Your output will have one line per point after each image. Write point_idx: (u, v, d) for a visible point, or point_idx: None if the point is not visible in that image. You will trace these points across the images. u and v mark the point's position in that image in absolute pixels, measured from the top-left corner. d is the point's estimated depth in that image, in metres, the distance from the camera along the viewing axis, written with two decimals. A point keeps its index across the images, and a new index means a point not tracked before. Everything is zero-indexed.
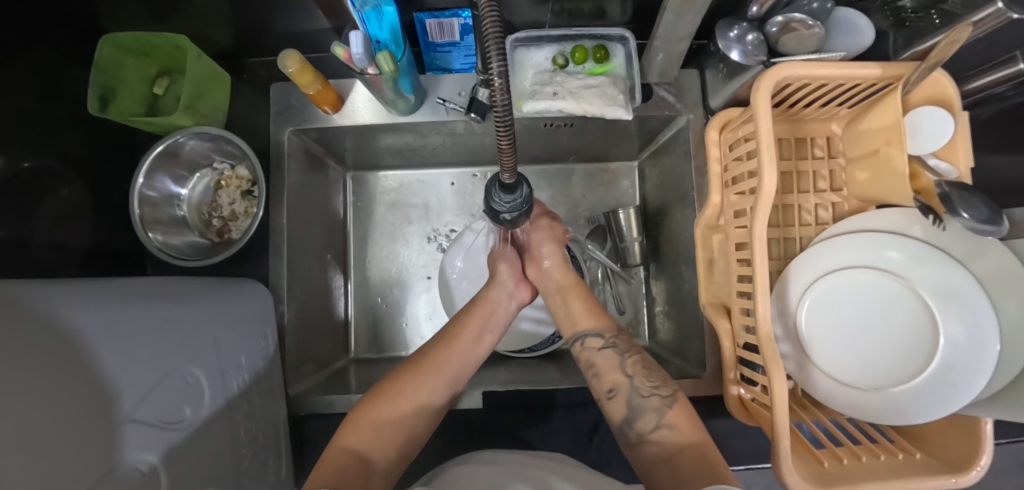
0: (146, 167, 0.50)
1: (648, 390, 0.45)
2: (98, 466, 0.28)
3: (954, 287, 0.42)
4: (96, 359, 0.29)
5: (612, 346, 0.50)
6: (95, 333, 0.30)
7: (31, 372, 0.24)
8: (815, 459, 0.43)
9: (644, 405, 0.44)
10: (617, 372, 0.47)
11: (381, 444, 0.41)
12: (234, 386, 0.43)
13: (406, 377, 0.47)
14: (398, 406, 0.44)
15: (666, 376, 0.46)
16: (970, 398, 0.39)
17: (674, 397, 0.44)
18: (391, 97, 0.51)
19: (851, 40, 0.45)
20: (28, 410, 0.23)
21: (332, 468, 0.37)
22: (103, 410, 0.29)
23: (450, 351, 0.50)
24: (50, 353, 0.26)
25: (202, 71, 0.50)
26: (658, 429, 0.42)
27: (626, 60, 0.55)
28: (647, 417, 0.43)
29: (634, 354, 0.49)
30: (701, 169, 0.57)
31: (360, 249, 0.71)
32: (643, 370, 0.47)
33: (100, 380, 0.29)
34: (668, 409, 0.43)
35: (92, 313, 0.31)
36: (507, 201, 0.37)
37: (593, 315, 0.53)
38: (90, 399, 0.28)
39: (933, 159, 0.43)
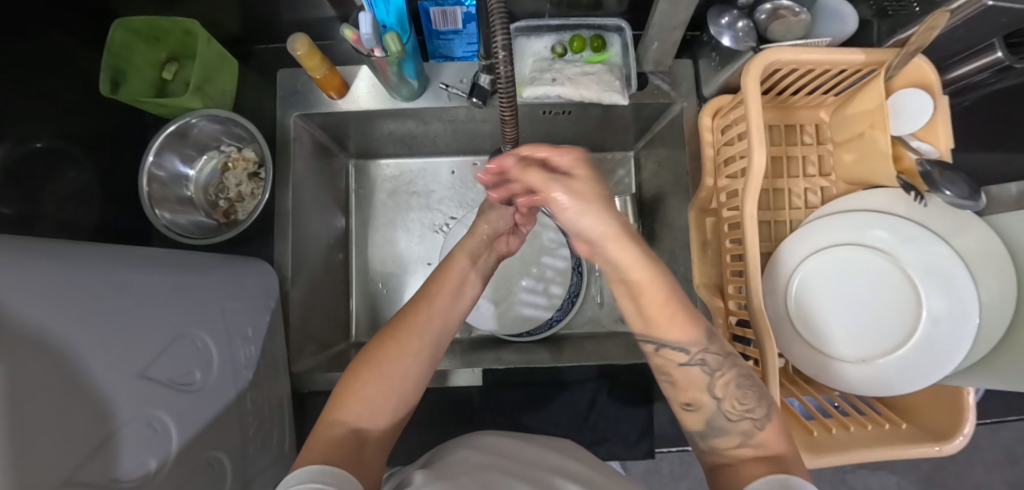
0: (157, 146, 0.52)
1: (737, 415, 0.38)
2: (110, 419, 0.29)
3: (936, 262, 0.44)
4: (110, 317, 0.30)
5: (699, 363, 0.39)
6: (110, 292, 0.31)
7: (49, 320, 0.25)
8: (805, 429, 0.45)
9: (728, 428, 0.38)
10: (700, 392, 0.40)
11: (374, 416, 0.40)
12: (240, 357, 0.44)
13: (389, 343, 0.44)
14: (386, 376, 0.42)
15: (763, 394, 0.38)
16: (951, 367, 0.42)
17: (768, 417, 0.38)
18: (395, 82, 0.53)
19: (837, 28, 0.47)
20: (46, 356, 0.24)
21: (322, 443, 0.36)
22: (115, 366, 0.30)
23: (432, 310, 0.48)
24: (71, 301, 0.27)
25: (211, 55, 0.52)
26: (740, 448, 0.37)
27: (622, 49, 0.57)
28: (730, 437, 0.38)
29: (727, 369, 0.39)
30: (695, 155, 0.58)
31: (361, 235, 0.72)
32: (736, 391, 0.39)
33: (114, 337, 0.30)
34: (757, 432, 0.37)
35: (107, 273, 0.32)
36: None
37: (675, 325, 0.39)
38: (103, 354, 0.29)
39: (915, 141, 0.45)
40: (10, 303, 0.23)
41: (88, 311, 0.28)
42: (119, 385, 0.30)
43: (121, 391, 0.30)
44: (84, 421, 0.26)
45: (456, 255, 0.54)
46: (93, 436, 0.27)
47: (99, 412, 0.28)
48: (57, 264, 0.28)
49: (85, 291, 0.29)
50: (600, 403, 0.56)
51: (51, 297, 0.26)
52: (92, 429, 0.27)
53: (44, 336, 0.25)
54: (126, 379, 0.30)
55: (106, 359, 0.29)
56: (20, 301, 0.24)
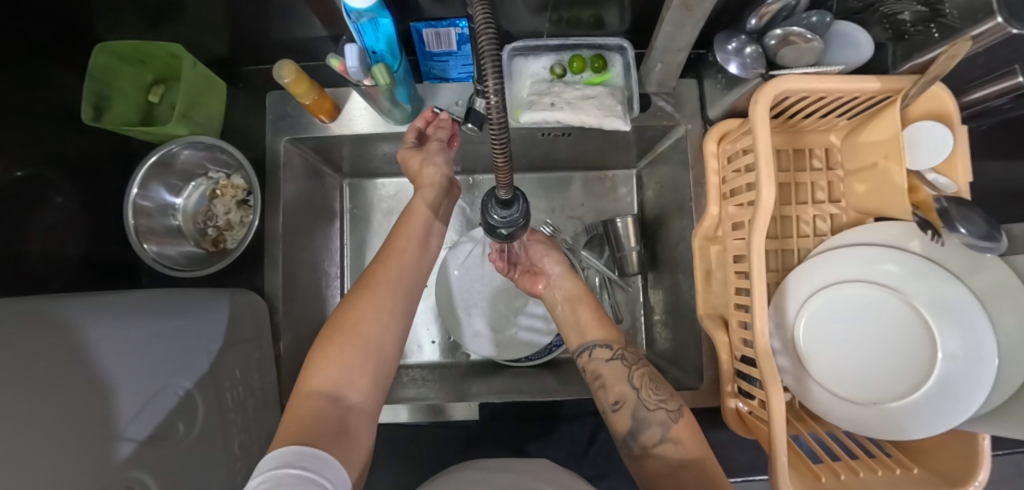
0: (140, 177, 0.50)
1: (654, 404, 0.45)
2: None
3: (952, 300, 0.42)
4: (67, 391, 0.31)
5: (620, 358, 0.50)
6: (61, 366, 0.31)
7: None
8: (813, 474, 0.43)
9: (650, 418, 0.44)
10: (623, 385, 0.47)
11: (353, 383, 0.38)
12: (227, 399, 0.43)
13: (360, 299, 0.42)
14: (363, 336, 0.40)
15: (673, 390, 0.46)
16: (973, 412, 0.39)
17: (679, 412, 0.44)
18: (388, 107, 0.51)
19: (850, 54, 0.45)
20: None
21: (299, 418, 0.35)
22: (78, 438, 0.30)
23: (400, 264, 0.45)
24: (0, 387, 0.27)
25: (197, 80, 0.50)
26: (663, 443, 0.43)
27: (624, 70, 0.55)
28: (653, 430, 0.44)
29: (641, 366, 0.49)
30: (699, 180, 0.56)
31: (356, 257, 0.70)
32: (649, 383, 0.47)
33: (74, 411, 0.30)
34: (674, 424, 0.44)
35: (62, 348, 0.32)
36: (503, 216, 0.37)
37: (602, 327, 0.54)
38: (58, 434, 0.29)
39: (932, 174, 0.43)
40: None
41: (27, 397, 0.28)
42: (86, 456, 0.30)
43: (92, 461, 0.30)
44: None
45: (412, 208, 0.50)
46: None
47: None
48: None
49: (31, 376, 0.29)
50: (601, 436, 0.55)
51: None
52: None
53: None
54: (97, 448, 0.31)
55: (64, 438, 0.29)
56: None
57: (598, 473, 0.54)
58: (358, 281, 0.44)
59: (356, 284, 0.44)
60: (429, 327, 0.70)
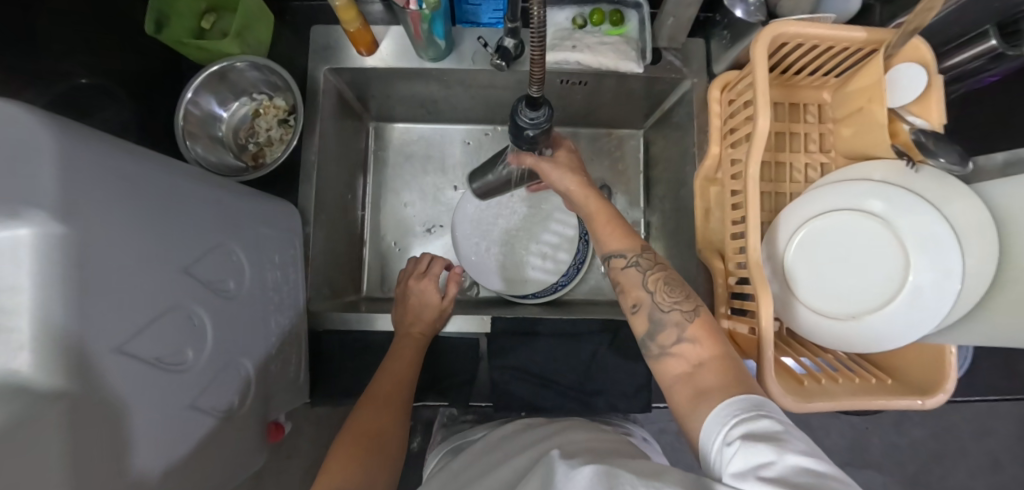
0: (196, 84, 0.54)
1: (669, 305, 0.44)
2: (150, 303, 0.32)
3: (928, 229, 0.46)
4: (150, 217, 0.32)
5: (635, 264, 0.48)
6: (153, 193, 0.33)
7: (119, 197, 0.30)
8: (796, 379, 0.48)
9: (665, 319, 0.44)
10: (639, 290, 0.47)
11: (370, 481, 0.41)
12: (267, 278, 0.47)
13: (369, 414, 0.47)
14: (370, 442, 0.44)
15: (688, 290, 0.45)
16: (933, 323, 0.44)
17: (696, 311, 0.44)
18: (424, 42, 0.56)
19: (841, 5, 0.50)
20: (106, 235, 0.28)
21: None
22: (154, 259, 0.32)
23: (397, 383, 0.51)
24: (128, 195, 0.30)
25: (252, 5, 0.55)
26: (679, 344, 0.42)
27: (639, 25, 0.60)
28: (668, 330, 0.43)
29: (658, 270, 0.47)
30: (704, 128, 0.61)
31: (378, 194, 0.76)
32: (664, 286, 0.46)
33: (155, 239, 0.33)
34: (688, 324, 0.43)
35: (151, 174, 0.33)
36: (531, 117, 0.42)
37: (620, 233, 0.51)
38: (142, 249, 0.31)
39: (910, 116, 0.48)
40: (84, 174, 0.27)
41: (142, 204, 0.32)
42: (158, 278, 0.33)
43: (162, 283, 0.33)
44: (111, 312, 0.28)
45: (407, 338, 0.55)
46: (129, 324, 0.30)
47: (135, 295, 0.30)
48: (136, 159, 0.32)
49: (132, 194, 0.31)
50: (601, 355, 0.57)
51: (128, 184, 0.31)
52: (126, 318, 0.30)
53: (98, 215, 0.27)
54: (163, 273, 0.33)
55: (159, 250, 0.33)
56: (87, 175, 0.27)
57: (598, 389, 0.56)
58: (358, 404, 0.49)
59: (360, 403, 0.49)
60: None
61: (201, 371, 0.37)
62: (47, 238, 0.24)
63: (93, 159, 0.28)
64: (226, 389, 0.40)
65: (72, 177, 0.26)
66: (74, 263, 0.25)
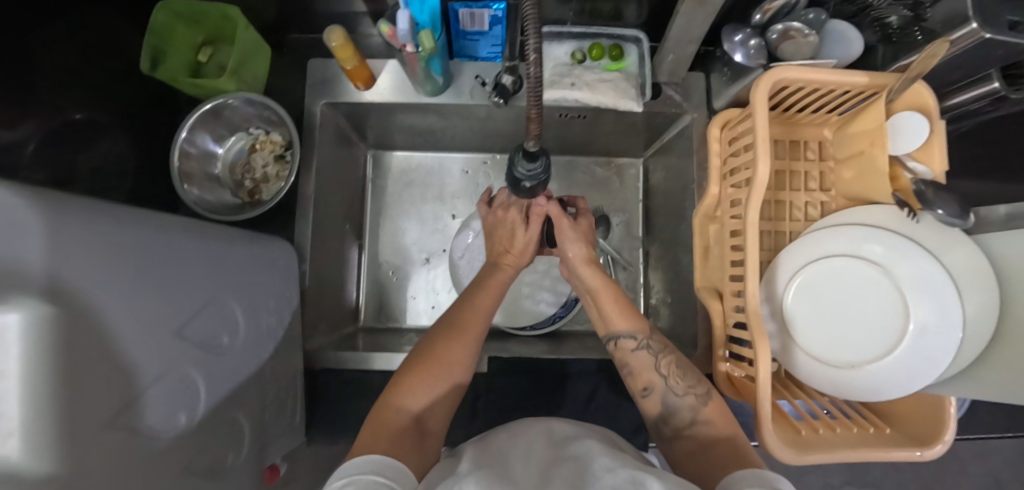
0: (190, 124, 0.54)
1: (683, 390, 0.46)
2: (143, 372, 0.31)
3: (928, 277, 0.46)
4: (143, 282, 0.32)
5: (646, 347, 0.48)
6: (144, 258, 0.32)
7: (111, 266, 0.29)
8: (793, 427, 0.48)
9: (680, 404, 0.45)
10: (652, 373, 0.47)
11: (434, 411, 0.44)
12: (263, 325, 0.47)
13: (449, 334, 0.48)
14: (447, 371, 0.46)
15: (699, 373, 0.47)
16: (938, 372, 0.44)
17: (707, 395, 0.46)
18: (422, 77, 0.55)
19: (843, 49, 0.50)
20: (99, 310, 0.27)
21: (387, 428, 0.40)
22: (145, 325, 0.32)
23: (483, 312, 0.50)
24: (118, 263, 0.30)
25: (247, 41, 0.54)
26: (694, 425, 0.44)
27: (639, 59, 0.60)
28: (683, 414, 0.45)
29: (668, 353, 0.48)
30: (703, 164, 0.61)
31: (377, 222, 0.75)
32: (675, 369, 0.47)
33: (146, 303, 0.32)
34: (703, 407, 0.45)
35: (145, 240, 0.33)
36: (528, 169, 0.42)
37: (624, 313, 0.51)
38: (130, 318, 0.30)
39: (912, 162, 0.48)
40: (76, 252, 0.26)
41: (132, 269, 0.31)
42: (149, 345, 0.32)
43: (153, 348, 0.32)
44: (104, 388, 0.27)
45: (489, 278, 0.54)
46: (112, 396, 0.28)
47: (127, 365, 0.30)
48: (122, 225, 0.31)
49: (123, 262, 0.30)
50: (599, 395, 0.57)
51: (117, 252, 0.30)
52: (113, 390, 0.28)
53: (91, 289, 0.27)
54: (157, 336, 0.33)
55: (150, 313, 0.32)
56: (79, 251, 0.26)
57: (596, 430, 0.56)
58: (441, 322, 0.50)
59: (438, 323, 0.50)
60: (439, 293, 0.74)
61: (191, 434, 0.36)
62: (42, 320, 0.23)
63: (82, 231, 0.27)
64: (220, 444, 0.39)
65: (61, 255, 0.25)
66: (67, 344, 0.24)
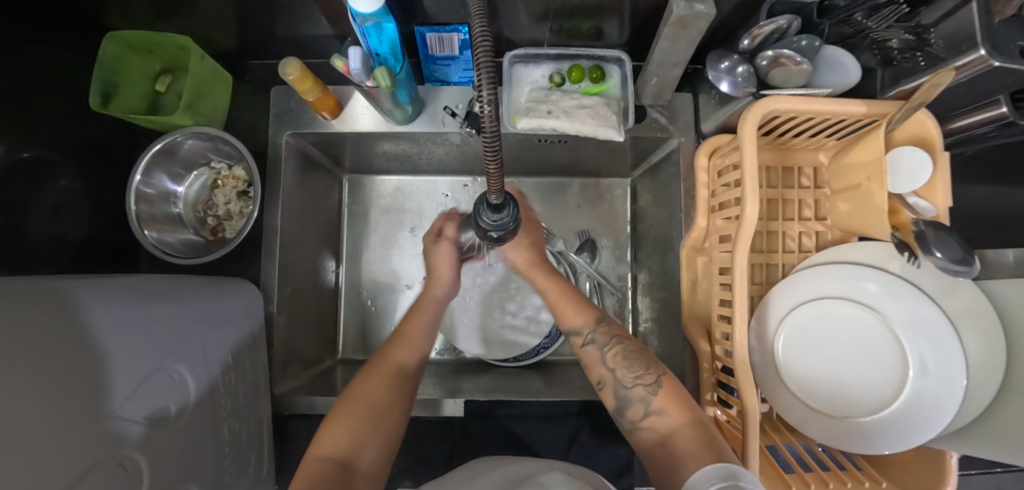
0: (144, 165, 0.51)
1: (631, 381, 0.43)
2: (77, 463, 0.29)
3: (926, 322, 0.44)
4: (70, 366, 0.29)
5: (592, 341, 0.48)
6: (67, 341, 0.30)
7: (26, 361, 0.26)
8: (784, 482, 0.44)
9: (629, 395, 0.43)
10: (600, 368, 0.46)
11: (363, 449, 0.39)
12: (218, 382, 0.44)
13: (376, 373, 0.46)
14: (373, 402, 0.43)
15: (650, 360, 0.44)
16: (940, 425, 0.41)
17: (658, 381, 0.43)
18: (389, 108, 0.52)
19: (838, 77, 0.46)
20: (18, 413, 0.25)
21: (306, 480, 0.35)
22: (78, 410, 0.29)
23: (414, 344, 0.51)
24: (33, 353, 0.27)
25: (204, 73, 0.51)
26: (648, 417, 0.41)
27: (621, 81, 0.56)
28: (636, 406, 0.42)
29: (615, 343, 0.47)
30: (690, 193, 0.57)
31: (354, 250, 0.73)
32: (624, 361, 0.45)
33: (75, 388, 0.29)
34: (653, 397, 0.42)
35: (63, 322, 0.30)
36: (493, 219, 0.38)
37: (579, 308, 0.51)
38: (58, 408, 0.28)
39: (913, 197, 0.44)
40: None
41: (48, 359, 0.28)
42: (83, 431, 0.29)
43: (87, 434, 0.30)
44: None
45: (415, 310, 0.55)
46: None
47: (57, 464, 0.27)
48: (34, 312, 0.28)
49: (40, 350, 0.28)
50: (581, 437, 0.56)
51: (29, 342, 0.27)
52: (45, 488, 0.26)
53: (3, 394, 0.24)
54: (92, 421, 0.30)
55: (78, 401, 0.29)
56: None
57: None
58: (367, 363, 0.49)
59: (365, 366, 0.48)
60: None
61: None
62: None
63: None
64: None
65: None
66: None
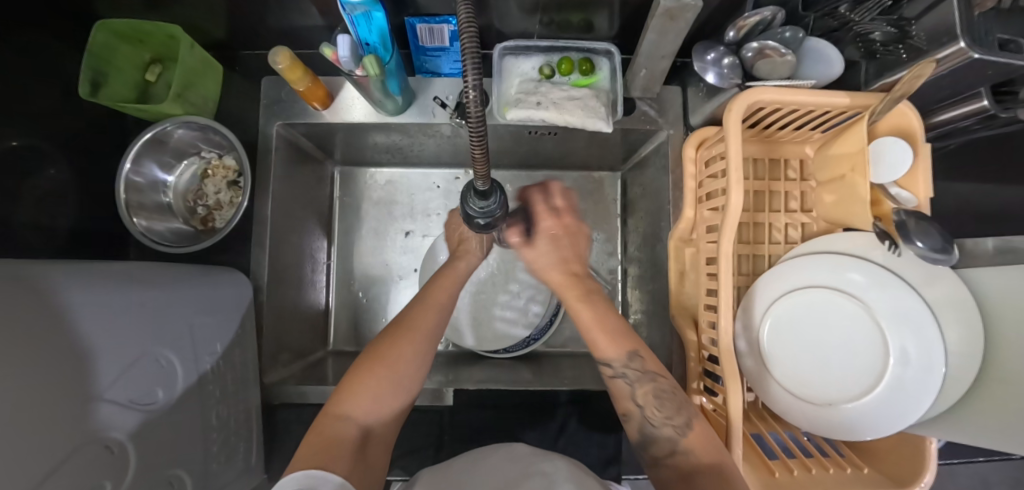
0: (134, 153, 0.51)
1: (660, 421, 0.42)
2: (66, 443, 0.29)
3: (907, 311, 0.44)
4: (58, 346, 0.30)
5: (623, 376, 0.45)
6: (56, 323, 0.30)
7: (17, 341, 0.27)
8: (767, 468, 0.45)
9: (657, 434, 0.42)
10: (629, 402, 0.45)
11: (380, 414, 0.40)
12: (206, 370, 0.45)
13: (404, 331, 0.45)
14: (399, 369, 0.42)
15: (679, 402, 0.43)
16: (919, 413, 0.42)
17: (688, 425, 0.42)
18: (379, 98, 0.52)
19: (822, 69, 0.47)
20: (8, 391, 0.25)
21: (324, 439, 0.36)
22: (66, 390, 0.29)
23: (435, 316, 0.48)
24: (24, 331, 0.27)
25: (193, 62, 0.51)
26: (675, 454, 0.41)
27: (611, 74, 0.56)
28: (662, 443, 0.42)
29: (646, 381, 0.44)
30: (678, 184, 0.58)
31: (345, 242, 0.73)
32: (654, 400, 0.44)
33: (63, 367, 0.29)
34: (684, 437, 0.41)
35: (51, 303, 0.30)
36: (481, 207, 0.39)
37: (609, 335, 0.46)
38: (48, 387, 0.28)
39: (894, 188, 0.45)
40: None
41: (38, 339, 0.28)
42: (71, 411, 0.30)
43: (75, 415, 0.30)
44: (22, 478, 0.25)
45: (424, 305, 0.48)
46: (34, 473, 0.26)
47: (46, 444, 0.27)
48: (21, 294, 0.28)
49: (30, 329, 0.28)
50: (568, 426, 0.57)
51: (18, 322, 0.27)
52: (35, 466, 0.26)
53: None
54: (80, 401, 0.30)
55: (66, 381, 0.30)
56: None
57: None
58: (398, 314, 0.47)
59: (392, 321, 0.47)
60: None
61: None
62: None
63: None
64: None
65: None
66: None
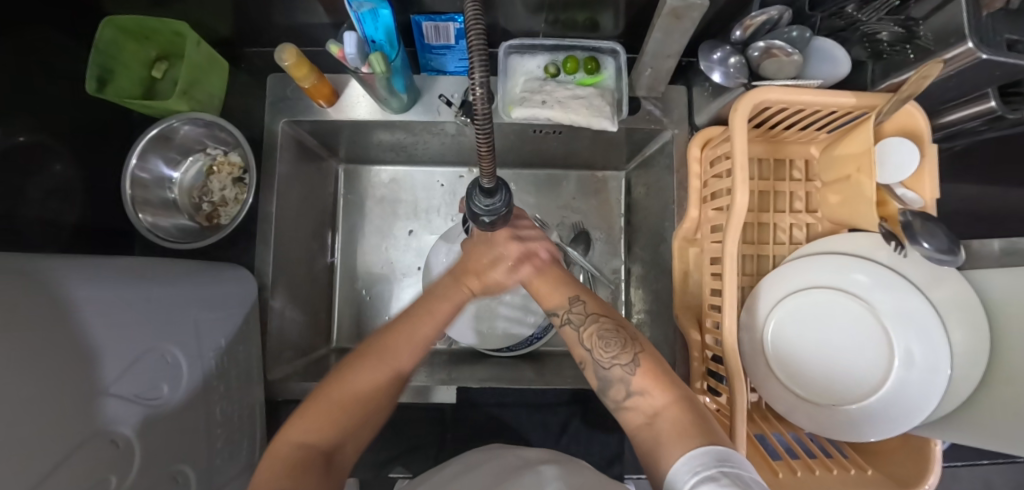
0: (140, 149, 0.51)
1: (608, 361, 0.41)
2: (72, 437, 0.29)
3: (913, 312, 0.44)
4: (65, 339, 0.30)
5: (567, 322, 0.45)
6: (62, 318, 0.30)
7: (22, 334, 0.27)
8: (771, 469, 0.45)
9: (609, 376, 0.41)
10: (579, 349, 0.44)
11: (347, 441, 0.38)
12: (211, 366, 0.45)
13: (370, 355, 0.42)
14: (363, 394, 0.40)
15: (626, 338, 0.42)
16: (922, 415, 0.42)
17: (636, 359, 0.40)
18: (385, 96, 0.52)
19: (828, 69, 0.47)
20: (14, 384, 0.25)
21: (275, 467, 0.34)
22: (71, 383, 0.29)
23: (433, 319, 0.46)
24: (32, 324, 0.27)
25: (200, 58, 0.51)
26: (630, 397, 0.39)
27: (616, 73, 0.56)
28: (617, 387, 0.40)
29: (591, 322, 0.44)
30: (683, 184, 0.58)
31: (349, 239, 0.73)
32: (601, 340, 0.42)
33: (69, 360, 0.30)
34: (632, 376, 0.40)
35: (58, 297, 0.30)
36: (486, 204, 0.39)
37: (557, 287, 0.48)
38: (55, 380, 0.28)
39: (900, 189, 0.45)
40: None
41: (44, 332, 0.28)
42: (77, 404, 0.30)
43: (81, 408, 0.30)
44: (28, 472, 0.25)
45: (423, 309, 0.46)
46: (41, 466, 0.26)
47: (52, 439, 0.27)
48: (28, 289, 0.28)
49: (38, 322, 0.28)
50: (571, 425, 0.56)
51: (24, 315, 0.27)
52: (41, 460, 0.26)
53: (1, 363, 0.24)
54: (86, 395, 0.30)
55: (73, 375, 0.30)
56: None
57: None
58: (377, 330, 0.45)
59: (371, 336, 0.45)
60: None
61: None
62: None
63: None
64: None
65: None
66: None
